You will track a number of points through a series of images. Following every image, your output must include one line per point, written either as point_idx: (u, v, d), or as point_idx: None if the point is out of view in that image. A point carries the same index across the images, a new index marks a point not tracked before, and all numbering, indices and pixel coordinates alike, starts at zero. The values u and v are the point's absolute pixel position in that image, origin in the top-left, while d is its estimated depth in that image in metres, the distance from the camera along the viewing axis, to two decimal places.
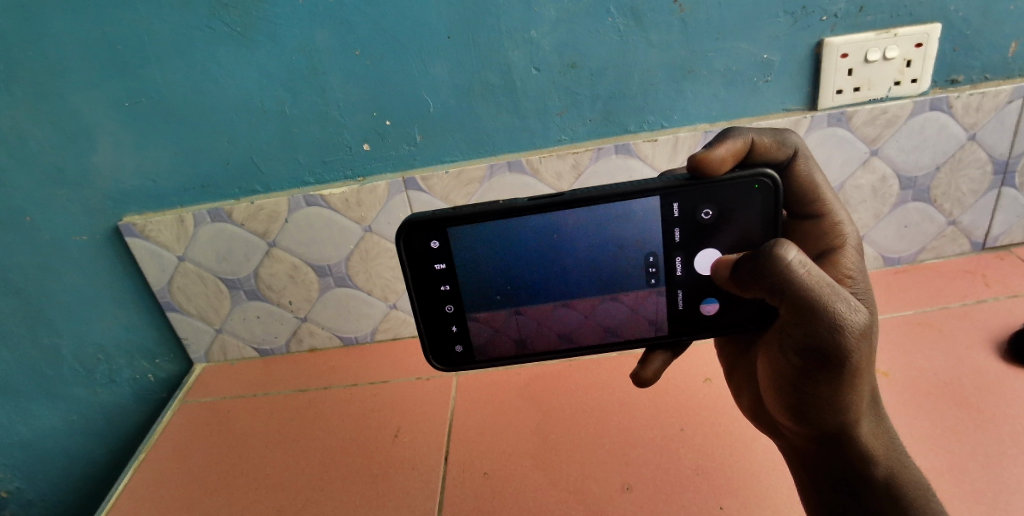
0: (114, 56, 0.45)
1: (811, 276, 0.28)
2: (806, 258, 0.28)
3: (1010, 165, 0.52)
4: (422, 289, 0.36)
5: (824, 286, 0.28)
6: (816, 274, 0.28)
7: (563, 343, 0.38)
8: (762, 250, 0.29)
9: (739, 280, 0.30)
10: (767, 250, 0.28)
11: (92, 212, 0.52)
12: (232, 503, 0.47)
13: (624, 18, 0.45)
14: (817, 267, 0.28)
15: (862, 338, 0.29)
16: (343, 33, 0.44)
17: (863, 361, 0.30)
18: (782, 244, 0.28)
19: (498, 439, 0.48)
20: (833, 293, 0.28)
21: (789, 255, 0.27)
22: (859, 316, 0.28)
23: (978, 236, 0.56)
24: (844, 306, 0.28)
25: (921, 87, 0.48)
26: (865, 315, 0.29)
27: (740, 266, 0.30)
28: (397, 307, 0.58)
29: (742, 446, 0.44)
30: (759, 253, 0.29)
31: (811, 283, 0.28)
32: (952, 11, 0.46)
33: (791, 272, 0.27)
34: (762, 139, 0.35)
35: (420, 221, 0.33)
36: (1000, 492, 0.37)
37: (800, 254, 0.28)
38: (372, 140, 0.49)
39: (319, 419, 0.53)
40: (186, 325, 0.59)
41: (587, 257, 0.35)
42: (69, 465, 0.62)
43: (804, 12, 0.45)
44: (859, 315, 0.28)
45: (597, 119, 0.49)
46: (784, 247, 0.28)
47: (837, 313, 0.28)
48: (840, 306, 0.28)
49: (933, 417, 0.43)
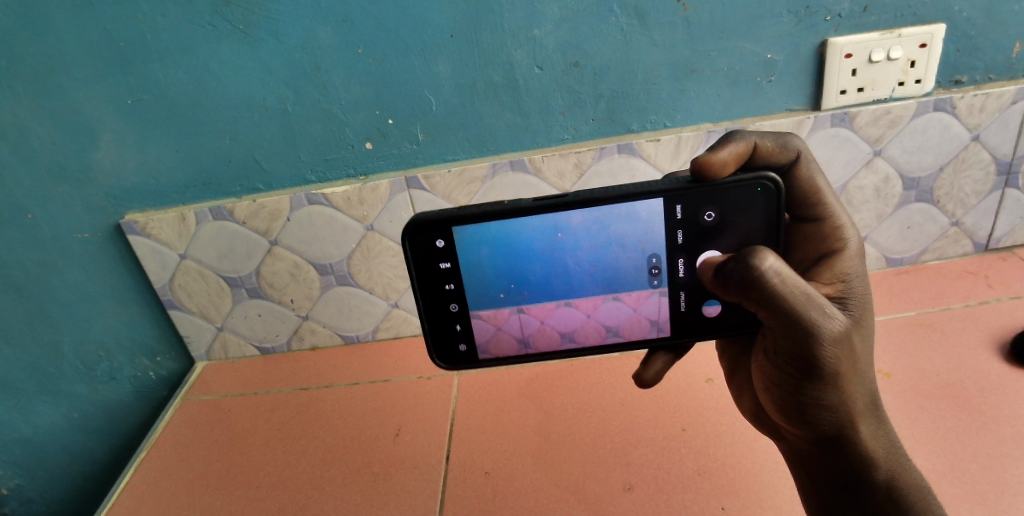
0: (115, 52, 0.45)
1: (787, 285, 0.28)
2: (782, 265, 0.28)
3: (1013, 165, 0.52)
4: (426, 288, 0.36)
5: (801, 293, 0.28)
6: (793, 283, 0.28)
7: (564, 343, 0.38)
8: (740, 256, 0.29)
9: (718, 282, 0.31)
10: (744, 259, 0.28)
11: (93, 209, 0.52)
12: (231, 501, 0.47)
13: (628, 17, 0.45)
14: (795, 275, 0.28)
15: (836, 343, 0.29)
16: (345, 30, 0.44)
17: (840, 363, 0.30)
18: (758, 252, 0.28)
19: (500, 438, 0.48)
20: (808, 300, 0.28)
21: (765, 265, 0.27)
22: (833, 320, 0.29)
23: (981, 237, 0.56)
24: (818, 311, 0.28)
25: (925, 87, 0.48)
26: (839, 318, 0.29)
27: (721, 268, 0.30)
28: (399, 306, 0.58)
29: (743, 447, 0.43)
30: (737, 257, 0.29)
31: (788, 292, 0.28)
32: (957, 12, 0.46)
33: (766, 283, 0.27)
34: (763, 143, 0.35)
35: (425, 221, 0.33)
36: (1003, 493, 0.37)
37: (778, 262, 0.28)
38: (375, 138, 0.49)
39: (320, 418, 0.53)
40: (186, 322, 0.59)
41: (589, 257, 0.35)
42: (70, 461, 0.62)
43: (808, 12, 0.45)
44: (833, 321, 0.29)
45: (600, 119, 0.49)
46: (760, 255, 0.28)
47: (811, 317, 0.28)
48: (814, 313, 0.28)
49: (935, 417, 0.43)
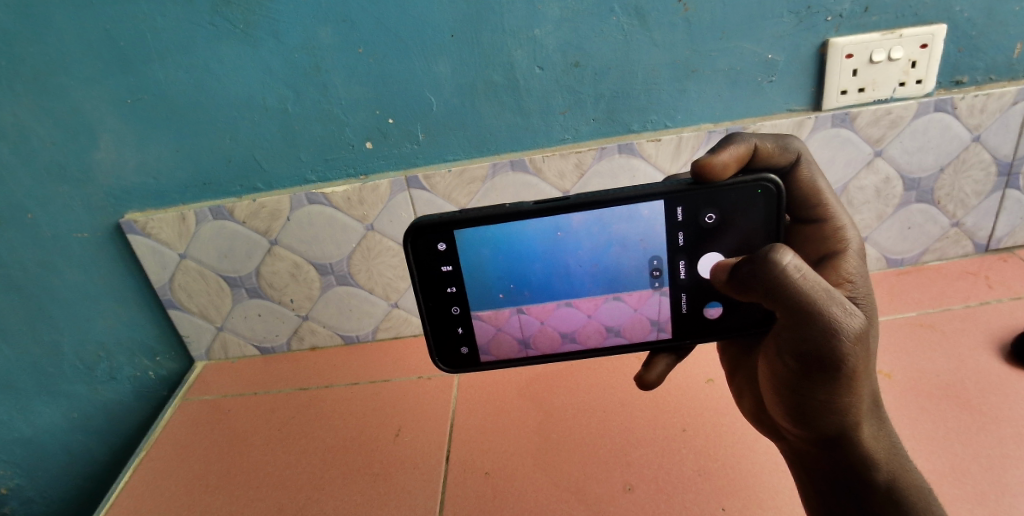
0: (116, 52, 0.45)
1: (806, 281, 0.27)
2: (801, 261, 0.28)
3: (1014, 166, 0.52)
4: (428, 291, 0.36)
5: (819, 289, 0.28)
6: (812, 279, 0.28)
7: (565, 343, 0.38)
8: (757, 255, 0.28)
9: (735, 283, 0.30)
10: (763, 255, 0.28)
11: (93, 209, 0.52)
12: (232, 501, 0.47)
13: (628, 17, 0.45)
14: (813, 272, 0.28)
15: (857, 341, 0.29)
16: (346, 30, 0.44)
17: (858, 363, 0.30)
18: (777, 248, 0.27)
19: (500, 438, 0.48)
20: (828, 296, 0.28)
21: (785, 261, 0.27)
22: (853, 317, 0.29)
23: (982, 237, 0.56)
24: (838, 308, 0.28)
25: (926, 87, 0.48)
26: (858, 315, 0.29)
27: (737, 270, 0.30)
28: (399, 306, 0.58)
29: (744, 447, 0.43)
30: (755, 257, 0.29)
31: (807, 287, 0.27)
32: (957, 12, 0.46)
33: (786, 277, 0.27)
34: (764, 145, 0.35)
35: (426, 224, 0.33)
36: (1003, 494, 0.37)
37: (796, 259, 0.28)
38: (375, 138, 0.49)
39: (320, 418, 0.53)
40: (186, 322, 0.59)
41: (590, 257, 0.35)
42: (70, 461, 0.62)
43: (809, 12, 0.45)
44: (854, 318, 0.29)
45: (600, 119, 0.49)
46: (780, 252, 0.27)
47: (831, 315, 0.28)
48: (835, 310, 0.28)
49: (936, 418, 0.43)
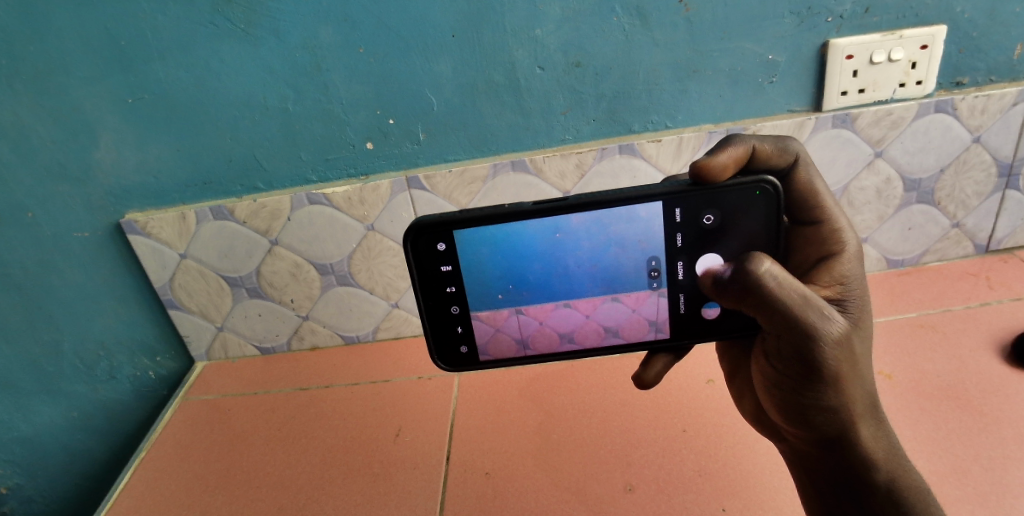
0: (116, 51, 0.45)
1: (783, 289, 0.28)
2: (779, 269, 0.28)
3: (1014, 167, 0.52)
4: (428, 290, 0.36)
5: (797, 297, 0.28)
6: (790, 285, 0.28)
7: (564, 343, 0.38)
8: (738, 263, 0.29)
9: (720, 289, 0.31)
10: (742, 263, 0.29)
11: (93, 208, 0.52)
12: (231, 501, 0.47)
13: (629, 17, 0.45)
14: (793, 278, 0.28)
15: (836, 346, 0.29)
16: (346, 29, 0.44)
17: (841, 367, 0.30)
18: (755, 257, 0.28)
19: (500, 439, 0.48)
20: (807, 303, 0.28)
21: (761, 270, 0.28)
22: (831, 322, 0.29)
23: (982, 238, 0.56)
24: (817, 314, 0.28)
25: (926, 88, 0.48)
26: (839, 320, 0.29)
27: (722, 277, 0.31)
28: (400, 307, 0.58)
29: (744, 448, 0.43)
30: (736, 264, 0.29)
31: (784, 294, 0.28)
32: (958, 13, 0.46)
33: (761, 285, 0.28)
34: (763, 147, 0.34)
35: (426, 224, 0.33)
36: (1005, 495, 0.37)
37: (774, 267, 0.28)
38: (375, 138, 0.49)
39: (320, 418, 0.53)
40: (186, 322, 0.59)
41: (589, 257, 0.35)
42: (70, 459, 0.62)
43: (810, 12, 0.45)
44: (833, 324, 0.29)
45: (601, 119, 0.49)
46: (757, 261, 0.28)
47: (807, 319, 0.28)
48: (813, 316, 0.28)
49: (937, 419, 0.43)
